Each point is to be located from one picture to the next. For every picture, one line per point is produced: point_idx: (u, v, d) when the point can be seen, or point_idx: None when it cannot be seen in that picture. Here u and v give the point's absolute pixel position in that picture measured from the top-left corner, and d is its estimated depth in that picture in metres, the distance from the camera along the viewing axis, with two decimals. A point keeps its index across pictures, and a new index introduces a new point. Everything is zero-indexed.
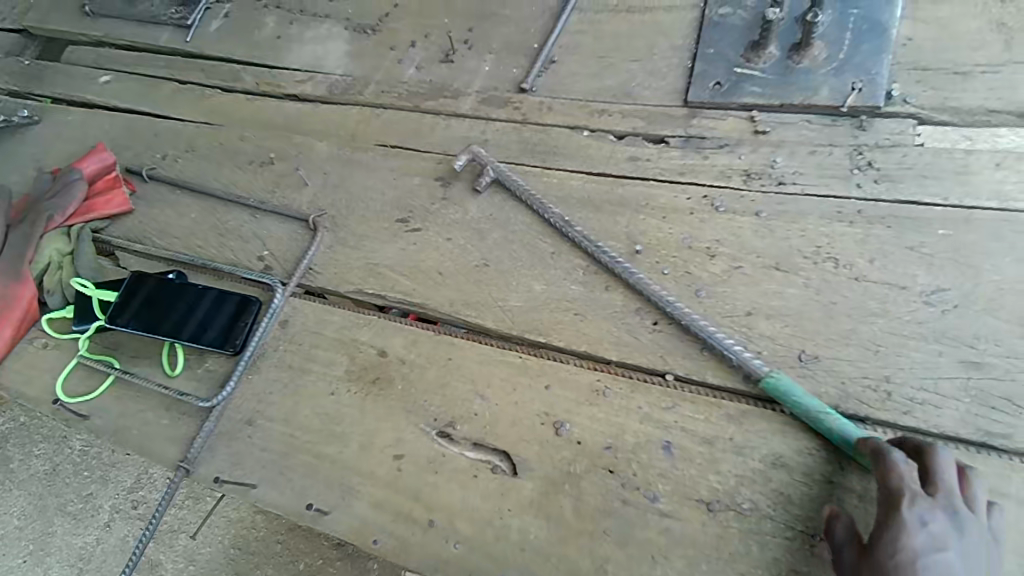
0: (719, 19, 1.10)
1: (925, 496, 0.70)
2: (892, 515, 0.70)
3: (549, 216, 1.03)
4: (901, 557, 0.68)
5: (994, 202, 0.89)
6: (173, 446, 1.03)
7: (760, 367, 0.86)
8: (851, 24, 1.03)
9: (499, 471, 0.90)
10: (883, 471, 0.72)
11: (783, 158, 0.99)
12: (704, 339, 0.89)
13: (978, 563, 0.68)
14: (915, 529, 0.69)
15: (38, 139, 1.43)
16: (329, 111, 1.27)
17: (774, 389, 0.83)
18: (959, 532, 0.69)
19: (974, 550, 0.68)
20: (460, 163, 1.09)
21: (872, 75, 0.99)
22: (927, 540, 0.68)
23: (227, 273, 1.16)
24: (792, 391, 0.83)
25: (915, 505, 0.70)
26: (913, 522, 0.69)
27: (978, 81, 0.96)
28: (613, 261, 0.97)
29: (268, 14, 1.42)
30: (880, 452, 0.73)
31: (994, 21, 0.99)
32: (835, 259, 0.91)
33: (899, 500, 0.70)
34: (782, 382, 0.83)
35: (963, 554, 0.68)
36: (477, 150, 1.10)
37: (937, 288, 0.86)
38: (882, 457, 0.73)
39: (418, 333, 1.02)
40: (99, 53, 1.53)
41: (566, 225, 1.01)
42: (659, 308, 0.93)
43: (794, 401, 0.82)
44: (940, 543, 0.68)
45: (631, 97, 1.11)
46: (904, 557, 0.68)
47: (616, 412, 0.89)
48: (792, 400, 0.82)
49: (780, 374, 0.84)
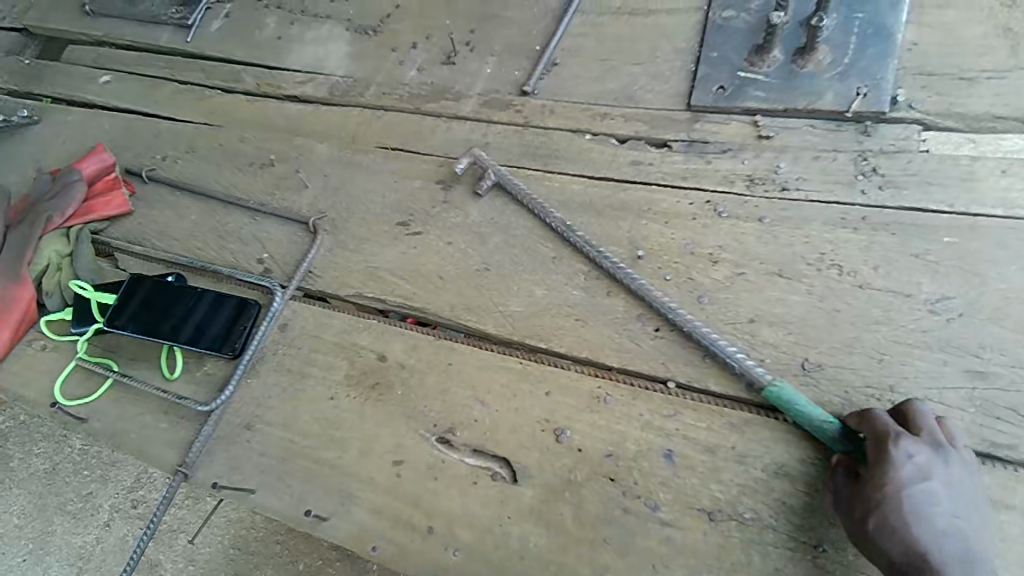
0: (723, 23, 1.10)
1: (910, 434, 0.75)
2: (880, 453, 0.74)
3: (551, 221, 1.02)
4: (888, 491, 0.72)
5: (999, 210, 0.88)
6: (172, 449, 1.03)
7: (763, 376, 0.85)
8: (856, 28, 1.02)
9: (499, 478, 0.89)
10: (868, 424, 0.77)
11: (786, 163, 0.98)
12: (707, 346, 0.88)
13: (961, 492, 0.73)
14: (901, 464, 0.73)
15: (38, 140, 1.43)
16: (330, 113, 1.26)
17: (778, 399, 0.82)
18: (943, 464, 0.73)
19: (957, 479, 0.73)
20: (462, 167, 1.08)
21: (877, 80, 0.98)
22: (912, 473, 0.73)
23: (226, 276, 1.15)
24: (795, 401, 0.81)
25: (901, 443, 0.74)
26: (899, 458, 0.73)
27: (984, 87, 0.95)
28: (615, 267, 0.96)
29: (268, 14, 1.42)
30: (863, 413, 0.78)
31: (1000, 27, 0.98)
32: (839, 266, 0.90)
33: (886, 439, 0.74)
34: (785, 392, 0.82)
35: (947, 484, 0.73)
36: (478, 154, 1.09)
37: (942, 297, 0.85)
38: (865, 415, 0.78)
39: (418, 338, 1.01)
40: (99, 53, 1.53)
41: (568, 229, 1.00)
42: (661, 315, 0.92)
43: (798, 412, 0.81)
44: (924, 476, 0.73)
45: (633, 101, 1.10)
46: (891, 490, 0.72)
47: (617, 419, 0.88)
48: (796, 410, 0.81)
49: (783, 383, 0.83)
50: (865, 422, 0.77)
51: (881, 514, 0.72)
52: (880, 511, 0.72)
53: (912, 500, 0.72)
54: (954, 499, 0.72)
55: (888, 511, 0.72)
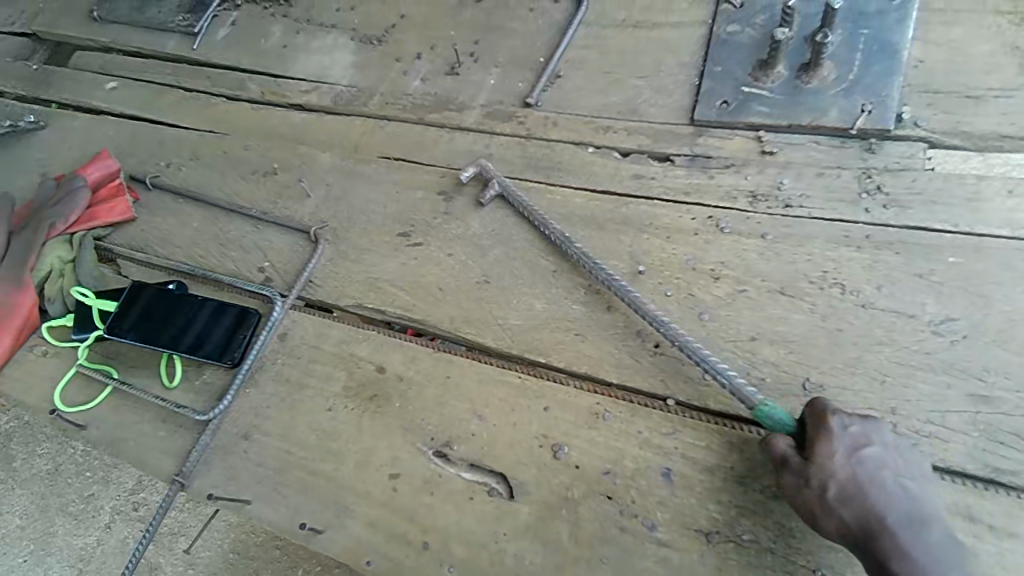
0: (728, 37, 1.09)
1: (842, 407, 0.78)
2: (820, 426, 0.76)
3: (550, 232, 1.01)
4: (835, 460, 0.74)
5: (1006, 230, 0.87)
6: (169, 458, 1.03)
7: (753, 395, 0.82)
8: (861, 44, 1.01)
9: (495, 493, 0.88)
10: (806, 406, 0.79)
11: (790, 180, 0.98)
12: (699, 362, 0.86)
13: (903, 454, 0.75)
14: (840, 433, 0.75)
15: (44, 145, 1.43)
16: (333, 122, 1.26)
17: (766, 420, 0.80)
18: (881, 429, 0.75)
19: (896, 443, 0.75)
20: (467, 175, 1.09)
21: (882, 96, 0.98)
22: (853, 441, 0.75)
23: (226, 285, 1.15)
24: (778, 417, 0.80)
25: (835, 414, 0.76)
26: (838, 428, 0.75)
27: (991, 105, 0.95)
28: (607, 277, 0.95)
29: (275, 23, 1.42)
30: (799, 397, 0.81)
31: (1008, 44, 0.97)
32: (842, 285, 0.89)
33: (824, 413, 0.77)
34: (775, 413, 0.80)
35: (888, 448, 0.75)
36: (484, 164, 1.10)
37: (946, 318, 0.84)
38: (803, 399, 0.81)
39: (416, 350, 1.01)
40: (106, 59, 1.54)
41: (566, 240, 0.99)
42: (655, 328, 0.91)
43: (781, 428, 0.80)
44: (865, 442, 0.74)
45: (636, 114, 1.09)
46: (837, 460, 0.74)
47: (616, 436, 0.88)
48: (778, 425, 0.80)
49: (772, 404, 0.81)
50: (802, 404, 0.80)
51: (834, 483, 0.73)
52: (832, 481, 0.73)
53: (859, 466, 0.73)
54: (898, 461, 0.74)
55: (839, 479, 0.73)
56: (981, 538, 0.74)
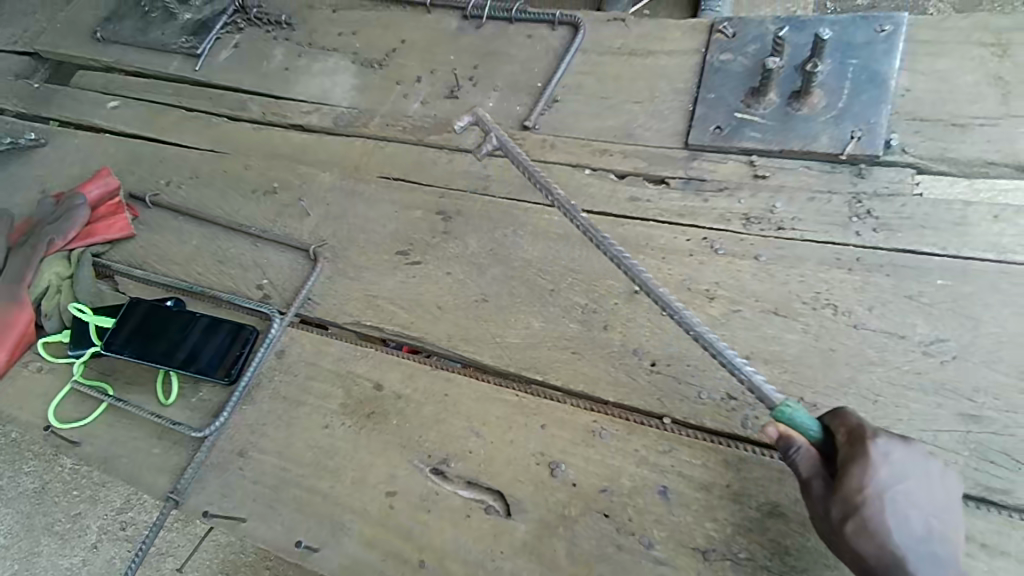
0: (721, 65, 1.13)
1: (884, 431, 0.72)
2: (857, 450, 0.71)
3: (553, 199, 0.93)
4: (868, 492, 0.69)
5: (992, 254, 0.90)
6: (164, 476, 1.02)
7: (774, 395, 0.74)
8: (850, 74, 1.05)
9: (492, 511, 0.88)
10: (839, 419, 0.74)
11: (782, 203, 1.00)
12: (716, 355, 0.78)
13: (938, 491, 0.69)
14: (879, 462, 0.69)
15: (44, 162, 1.44)
16: (333, 142, 1.28)
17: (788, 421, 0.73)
18: (920, 463, 0.70)
19: (934, 478, 0.70)
20: (461, 124, 1.05)
21: (870, 123, 1.01)
22: (891, 473, 0.69)
23: (225, 302, 1.15)
24: (803, 422, 0.74)
25: (877, 439, 0.70)
26: (878, 457, 0.69)
27: (975, 133, 0.98)
28: (618, 254, 0.86)
29: (277, 46, 1.45)
30: (836, 411, 0.76)
31: (991, 75, 1.01)
32: (834, 306, 0.91)
33: (866, 438, 0.71)
34: (797, 415, 0.73)
35: (924, 483, 0.69)
36: (480, 114, 1.05)
37: (936, 338, 0.86)
38: (838, 412, 0.76)
39: (414, 367, 1.01)
40: (108, 79, 1.55)
41: (569, 208, 0.92)
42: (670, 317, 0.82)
43: (804, 433, 0.73)
44: (903, 475, 0.69)
45: (632, 138, 1.12)
46: (871, 491, 0.68)
47: (612, 454, 0.88)
48: (802, 430, 0.74)
49: (796, 405, 0.73)
50: (838, 418, 0.75)
51: (861, 516, 0.68)
52: (859, 513, 0.68)
53: (892, 501, 0.68)
54: (933, 500, 0.69)
55: (867, 513, 0.68)
56: (974, 556, 0.75)
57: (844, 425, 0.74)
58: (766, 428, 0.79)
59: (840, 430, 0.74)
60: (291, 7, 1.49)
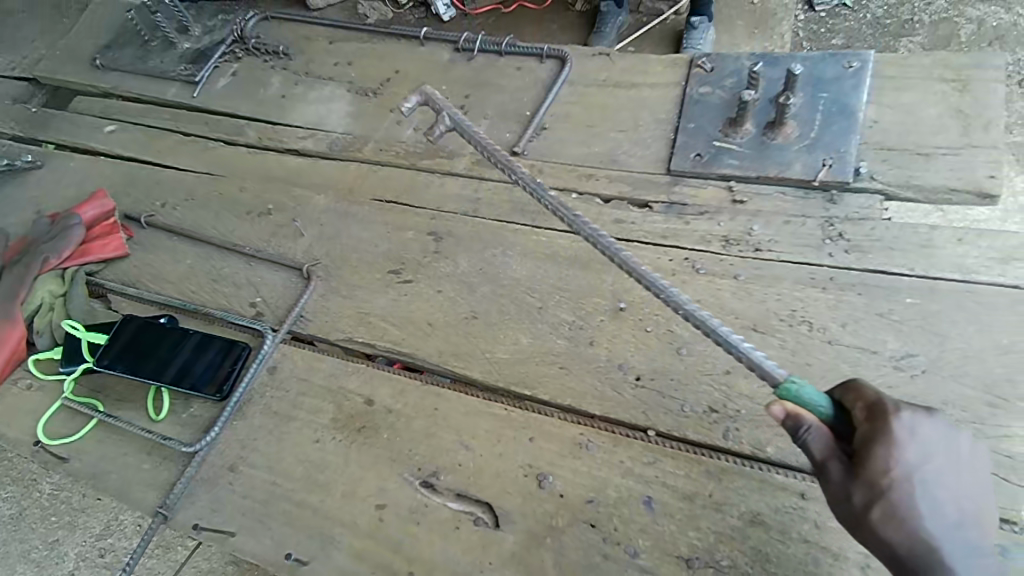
0: (700, 97, 1.19)
1: (907, 404, 0.67)
2: (880, 428, 0.66)
3: (516, 177, 0.94)
4: (895, 475, 0.65)
5: (956, 274, 0.95)
6: (153, 491, 1.03)
7: (777, 371, 0.71)
8: (821, 106, 1.12)
9: (480, 523, 0.90)
10: (852, 394, 0.70)
11: (759, 226, 1.05)
12: (711, 333, 0.75)
13: (965, 467, 0.66)
14: (906, 441, 0.65)
15: (39, 184, 1.47)
16: (328, 166, 1.32)
17: (796, 398, 0.70)
18: (947, 440, 0.66)
19: (961, 452, 0.67)
20: (410, 105, 1.02)
21: (840, 151, 1.07)
22: (919, 451, 0.65)
23: (217, 319, 1.17)
24: (810, 398, 0.70)
25: (901, 415, 0.66)
26: (904, 435, 0.65)
27: (939, 162, 1.04)
28: (593, 232, 0.87)
29: (274, 74, 1.50)
30: (848, 386, 0.71)
31: (953, 108, 1.07)
32: (809, 322, 0.95)
33: (889, 415, 0.66)
34: (804, 391, 0.70)
35: (951, 460, 0.66)
36: (429, 93, 1.03)
37: (906, 354, 0.91)
38: (850, 386, 0.71)
39: (405, 382, 1.03)
40: (106, 104, 1.59)
41: (537, 187, 0.93)
42: (657, 296, 0.80)
43: (813, 409, 0.70)
44: (930, 453, 0.65)
45: (616, 164, 1.17)
46: (898, 474, 0.65)
47: (598, 466, 0.90)
48: (809, 407, 0.70)
49: (801, 380, 0.70)
50: (851, 393, 0.70)
51: (886, 501, 0.65)
52: (886, 497, 0.65)
53: (921, 484, 0.65)
54: (961, 478, 0.66)
55: (894, 497, 0.65)
56: None
57: (860, 400, 0.69)
58: (768, 407, 0.70)
59: (857, 405, 0.69)
60: (289, 39, 1.55)
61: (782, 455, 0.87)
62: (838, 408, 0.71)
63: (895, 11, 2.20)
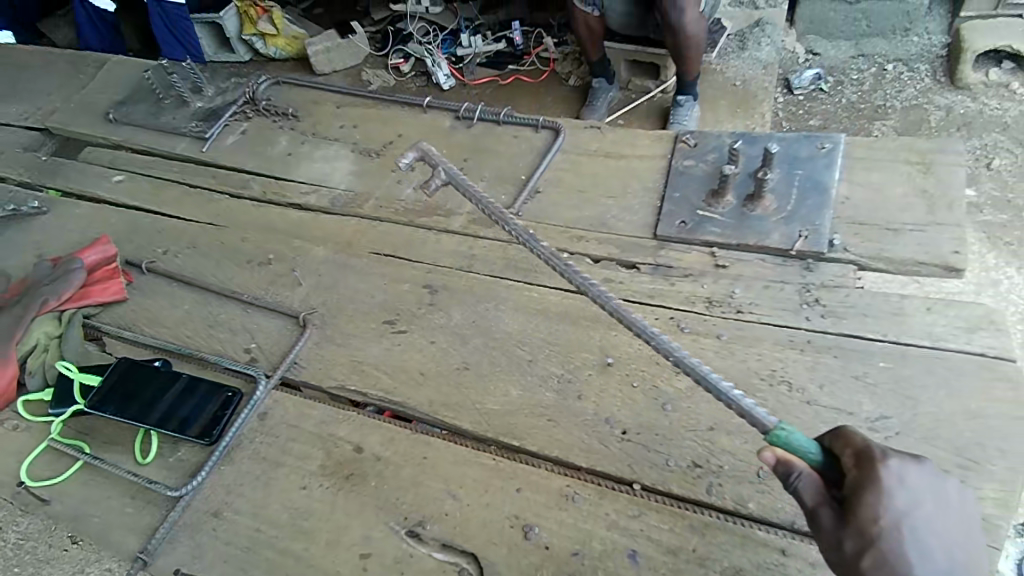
0: (684, 169, 1.27)
1: (893, 451, 0.69)
2: (869, 475, 0.67)
3: (510, 229, 0.99)
4: (884, 522, 0.65)
5: (926, 341, 1.00)
6: (134, 536, 1.02)
7: (767, 419, 0.75)
8: (796, 182, 1.20)
9: (465, 574, 0.90)
10: (843, 440, 0.72)
11: (740, 289, 1.10)
12: (701, 380, 0.80)
13: (955, 514, 0.67)
14: (893, 487, 0.66)
15: (43, 228, 1.50)
16: (329, 220, 1.37)
17: (786, 445, 0.73)
18: (934, 486, 0.67)
19: (949, 498, 0.67)
20: (407, 160, 1.08)
21: (815, 224, 1.14)
22: (906, 498, 0.66)
23: (211, 364, 1.19)
24: (800, 445, 0.73)
25: (889, 462, 0.67)
26: (892, 481, 0.66)
27: (907, 236, 1.11)
28: (585, 282, 0.92)
29: (282, 133, 1.57)
30: (836, 433, 0.73)
31: (918, 188, 1.15)
32: (788, 382, 0.99)
33: (877, 462, 0.67)
34: (793, 438, 0.73)
35: (940, 506, 0.67)
36: (425, 149, 1.10)
37: (881, 415, 0.94)
38: (838, 432, 0.73)
39: (395, 431, 1.05)
40: (116, 155, 1.65)
41: (529, 239, 0.97)
42: (648, 344, 0.86)
43: (803, 455, 0.73)
44: (918, 500, 0.66)
45: (606, 227, 1.24)
46: (888, 521, 0.65)
47: (584, 518, 0.92)
48: (799, 453, 0.73)
49: (790, 427, 0.73)
50: (840, 440, 0.72)
51: (877, 550, 0.65)
52: (876, 545, 0.65)
53: (911, 531, 0.65)
54: (951, 525, 0.66)
55: (885, 545, 0.65)
56: None
57: (849, 446, 0.71)
58: (760, 453, 0.73)
59: (845, 451, 0.71)
60: (298, 102, 1.63)
61: (763, 511, 0.89)
62: (827, 455, 0.73)
63: (868, 97, 2.37)
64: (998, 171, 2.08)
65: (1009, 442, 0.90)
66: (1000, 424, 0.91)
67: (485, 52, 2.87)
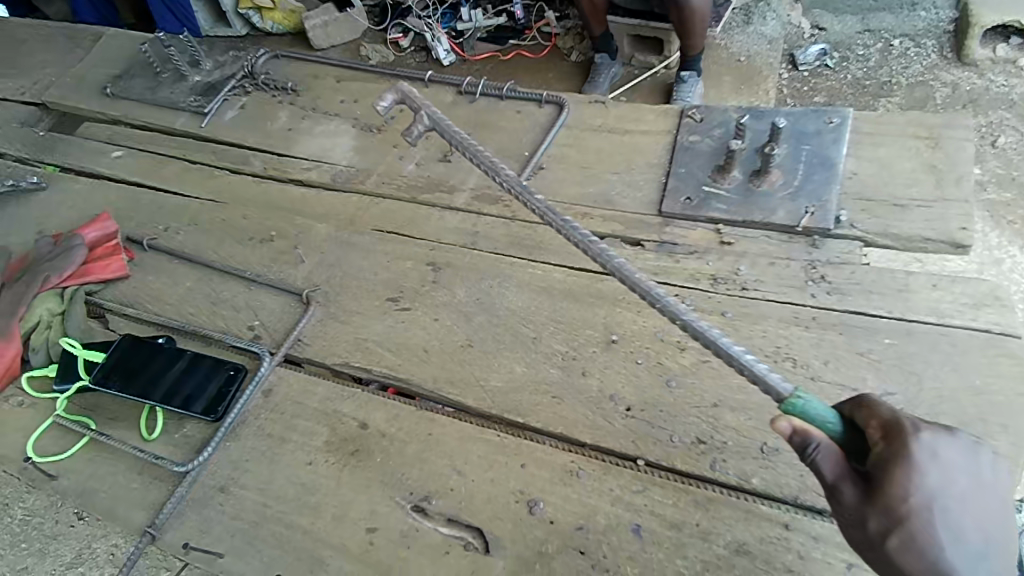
0: (690, 145, 1.25)
1: (925, 424, 0.66)
2: (898, 450, 0.65)
3: (502, 180, 0.96)
4: (914, 501, 0.63)
5: (932, 317, 0.99)
6: (142, 511, 1.03)
7: (784, 386, 0.73)
8: (803, 158, 1.18)
9: (470, 548, 0.91)
10: (867, 412, 0.70)
11: (746, 267, 1.10)
12: (709, 343, 0.78)
13: (988, 492, 0.64)
14: (925, 463, 0.64)
15: (43, 205, 1.49)
16: (330, 197, 1.36)
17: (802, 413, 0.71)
18: (966, 463, 0.65)
19: (983, 476, 0.65)
20: (387, 104, 1.04)
21: (821, 200, 1.13)
22: (939, 476, 0.63)
23: (215, 340, 1.19)
24: (819, 415, 0.71)
25: (920, 437, 0.65)
26: (923, 457, 0.64)
27: (915, 213, 1.10)
28: (585, 239, 0.90)
29: (282, 108, 1.55)
30: (859, 403, 0.71)
31: (927, 164, 1.14)
32: (793, 359, 0.99)
33: (908, 436, 0.65)
34: (810, 407, 0.71)
35: (974, 484, 0.64)
36: (406, 92, 1.05)
37: (885, 391, 0.95)
38: (860, 403, 0.71)
39: (399, 408, 1.05)
40: (114, 131, 1.63)
41: (523, 190, 0.95)
42: (653, 306, 0.83)
43: (822, 426, 0.71)
44: (950, 479, 0.64)
45: (611, 204, 1.22)
46: (917, 501, 0.63)
47: (589, 494, 0.92)
48: (818, 423, 0.71)
49: (807, 395, 0.72)
50: (863, 411, 0.70)
51: (905, 529, 0.63)
52: (905, 525, 0.63)
53: (942, 512, 0.63)
54: (984, 504, 0.64)
55: (914, 525, 0.63)
56: None
57: (873, 418, 0.69)
58: (776, 421, 0.69)
59: (871, 424, 0.68)
60: (297, 76, 1.61)
61: (767, 486, 0.89)
62: (846, 425, 0.72)
63: (874, 73, 2.33)
64: (1004, 148, 2.06)
65: (1013, 419, 0.90)
66: (1003, 400, 0.91)
67: (486, 27, 2.83)
